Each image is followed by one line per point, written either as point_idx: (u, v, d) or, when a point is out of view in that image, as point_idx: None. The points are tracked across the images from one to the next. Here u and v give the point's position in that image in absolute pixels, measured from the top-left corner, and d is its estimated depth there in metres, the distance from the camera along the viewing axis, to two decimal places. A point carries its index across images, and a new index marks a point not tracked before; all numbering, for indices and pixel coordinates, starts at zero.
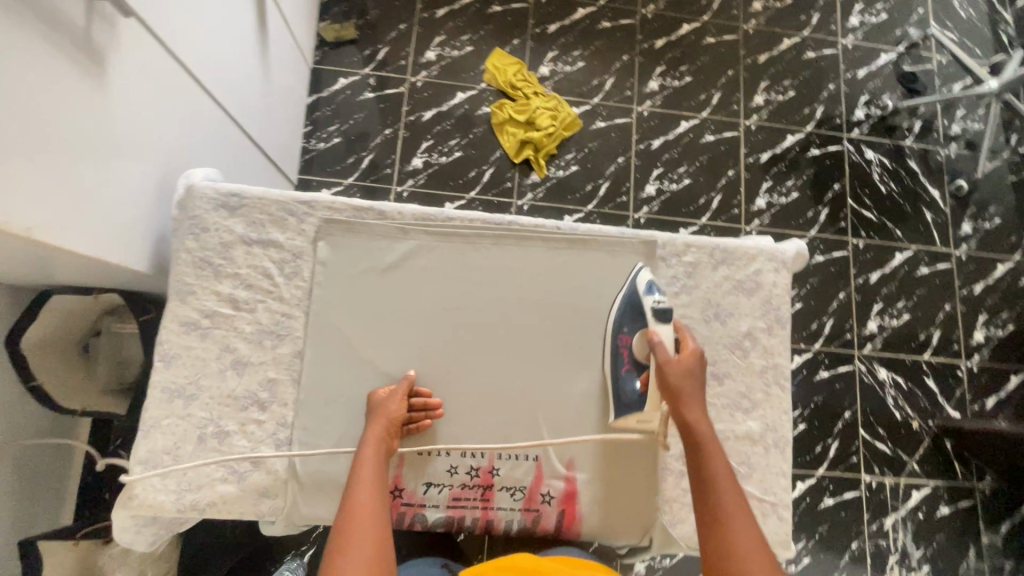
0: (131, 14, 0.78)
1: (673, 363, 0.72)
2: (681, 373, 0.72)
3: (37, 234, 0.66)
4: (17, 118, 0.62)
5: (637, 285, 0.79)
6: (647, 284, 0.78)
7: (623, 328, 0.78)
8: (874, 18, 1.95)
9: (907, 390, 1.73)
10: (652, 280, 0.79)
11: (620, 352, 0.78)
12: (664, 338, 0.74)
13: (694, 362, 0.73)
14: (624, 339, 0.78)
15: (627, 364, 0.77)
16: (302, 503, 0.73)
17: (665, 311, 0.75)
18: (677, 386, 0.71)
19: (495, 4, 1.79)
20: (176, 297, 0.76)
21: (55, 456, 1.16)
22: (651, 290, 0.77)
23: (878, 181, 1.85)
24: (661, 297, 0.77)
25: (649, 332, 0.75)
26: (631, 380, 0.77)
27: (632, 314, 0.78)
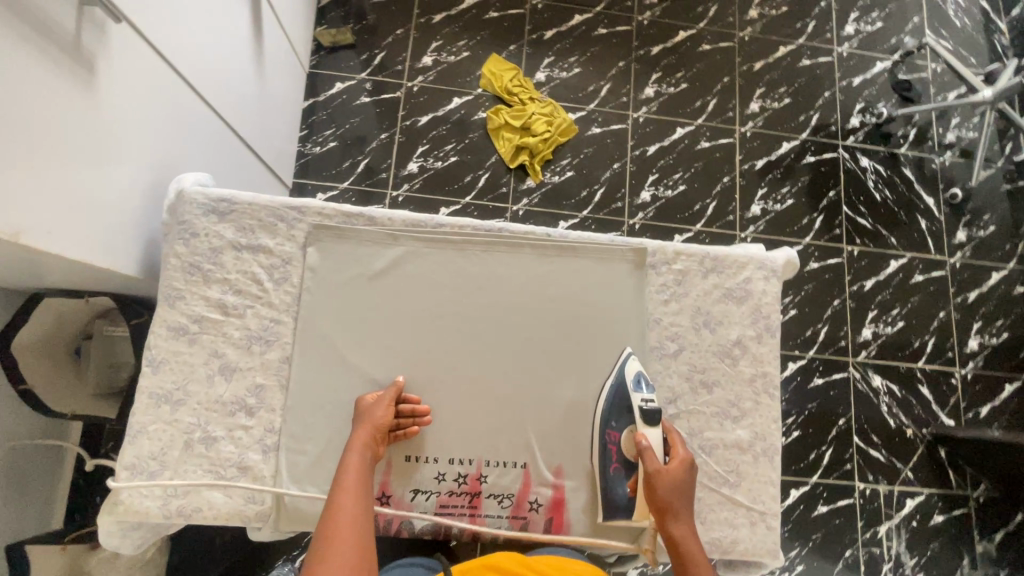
0: (121, 19, 0.78)
1: (660, 469, 0.70)
2: (670, 485, 0.70)
3: (23, 237, 0.66)
4: (4, 122, 0.62)
5: (625, 377, 0.77)
6: (636, 377, 0.76)
7: (610, 424, 0.77)
8: (869, 26, 1.96)
9: (902, 398, 1.73)
10: (641, 371, 0.77)
11: (608, 452, 0.76)
12: (652, 442, 0.72)
13: (682, 470, 0.72)
14: (611, 437, 0.76)
15: (614, 465, 0.76)
16: (288, 509, 0.73)
17: (654, 413, 0.73)
18: (665, 497, 0.69)
19: (492, 10, 1.80)
20: (165, 302, 0.75)
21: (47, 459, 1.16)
22: (641, 387, 0.76)
23: (872, 188, 1.85)
24: (651, 396, 0.75)
25: (638, 434, 0.73)
26: (619, 484, 0.75)
27: (620, 409, 0.76)
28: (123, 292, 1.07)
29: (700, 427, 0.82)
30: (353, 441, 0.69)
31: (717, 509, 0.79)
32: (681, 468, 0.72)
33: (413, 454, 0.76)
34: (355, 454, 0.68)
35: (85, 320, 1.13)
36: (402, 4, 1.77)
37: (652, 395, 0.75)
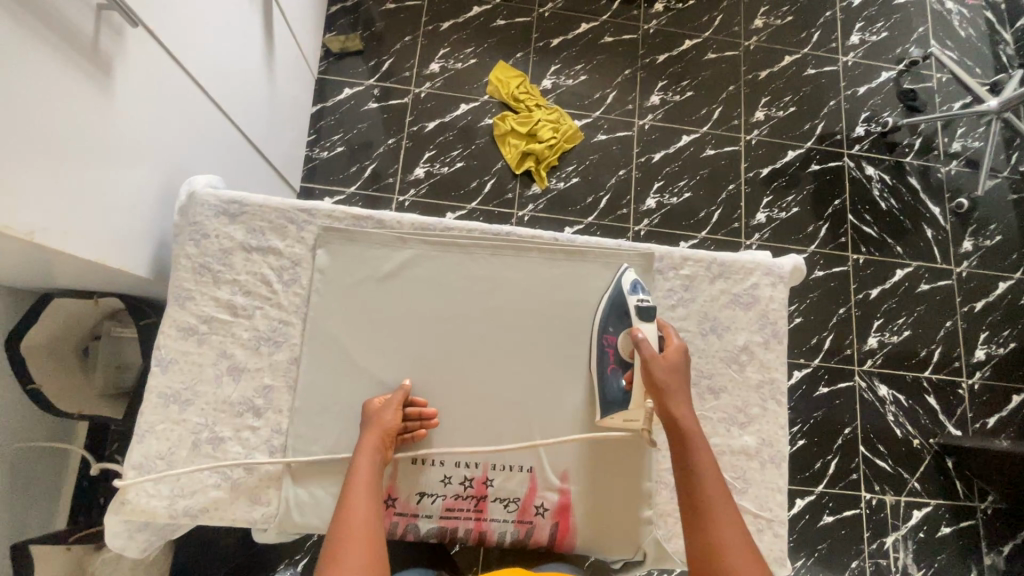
0: (137, 24, 0.79)
1: (656, 359, 0.71)
2: (666, 370, 0.71)
3: (37, 237, 0.66)
4: (21, 123, 0.63)
5: (623, 286, 0.79)
6: (632, 285, 0.78)
7: (608, 328, 0.79)
8: (874, 36, 1.97)
9: (908, 408, 1.71)
10: (636, 280, 0.79)
11: (605, 352, 0.78)
12: (648, 335, 0.73)
13: (677, 357, 0.73)
14: (610, 340, 0.78)
15: (613, 363, 0.77)
16: (294, 511, 0.73)
17: (648, 308, 0.74)
18: (662, 381, 0.70)
19: (499, 18, 1.82)
20: (175, 302, 0.76)
21: (50, 460, 1.16)
22: (636, 289, 0.77)
23: (878, 197, 1.85)
24: (647, 297, 0.76)
25: (634, 330, 0.74)
26: (615, 379, 0.76)
27: (617, 315, 0.78)
28: (132, 294, 1.08)
29: (707, 432, 0.81)
30: (363, 445, 0.69)
31: None
32: (676, 356, 0.73)
33: (420, 456, 0.76)
34: (365, 456, 0.68)
35: (92, 321, 1.14)
36: (410, 11, 1.79)
37: (648, 297, 0.77)
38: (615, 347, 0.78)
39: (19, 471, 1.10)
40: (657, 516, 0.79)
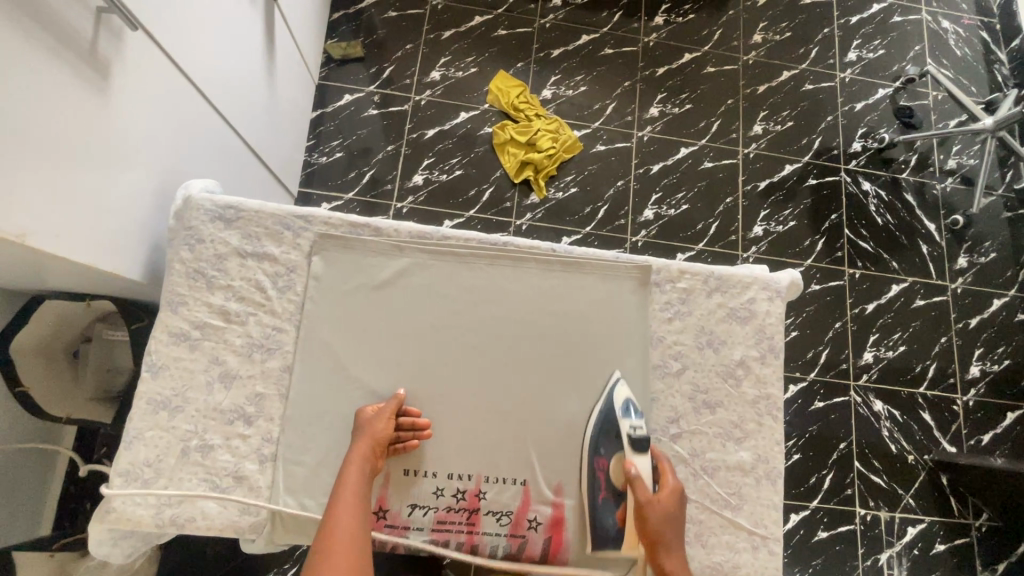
0: (137, 27, 0.79)
1: (650, 500, 0.71)
2: (659, 516, 0.70)
3: (31, 239, 0.66)
4: (17, 126, 0.63)
5: (614, 404, 0.77)
6: (626, 405, 0.76)
7: (600, 450, 0.76)
8: (871, 53, 1.99)
9: (903, 423, 1.71)
10: (629, 397, 0.77)
11: (597, 480, 0.75)
12: (641, 472, 0.72)
13: (672, 500, 0.72)
14: (601, 464, 0.75)
15: (603, 493, 0.75)
16: (284, 522, 0.72)
17: (643, 441, 0.73)
18: (657, 530, 0.70)
19: (500, 28, 1.83)
20: (168, 307, 0.75)
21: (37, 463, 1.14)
22: (632, 412, 0.75)
23: (874, 212, 1.86)
24: (642, 424, 0.74)
25: (627, 463, 0.73)
26: (608, 513, 0.74)
27: (608, 437, 0.76)
28: (124, 295, 1.07)
29: (702, 447, 0.81)
30: (352, 456, 0.70)
31: (718, 532, 0.78)
32: (671, 498, 0.72)
33: (412, 468, 0.75)
34: (354, 468, 0.68)
35: (83, 323, 1.13)
36: (412, 20, 1.80)
37: (641, 421, 0.75)
38: (606, 476, 0.75)
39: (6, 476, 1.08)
40: None
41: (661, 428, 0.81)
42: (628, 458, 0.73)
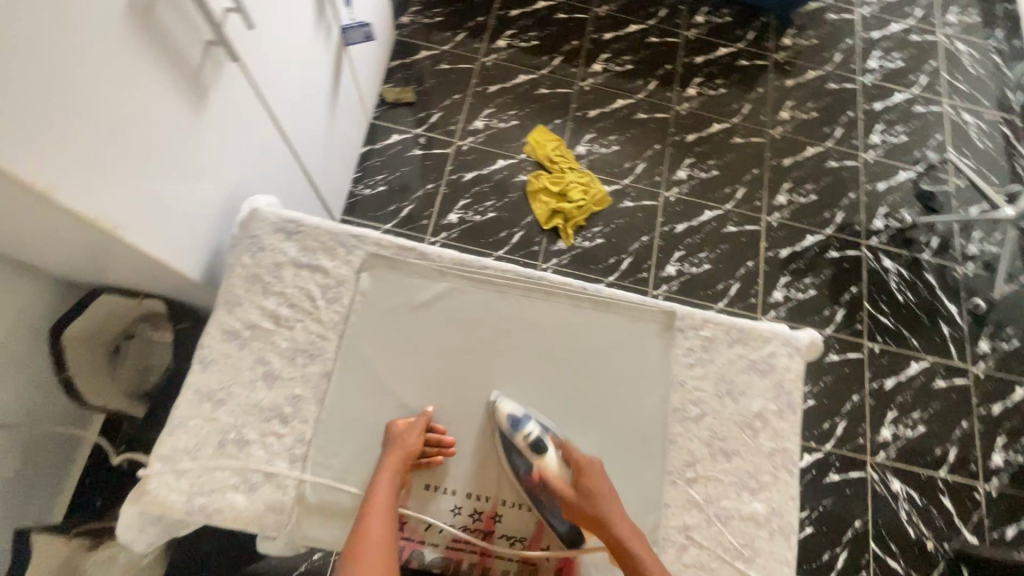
0: (237, 60, 0.90)
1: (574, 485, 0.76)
2: (586, 492, 0.76)
3: (121, 231, 0.74)
4: (127, 131, 0.72)
5: (504, 425, 0.78)
6: (514, 417, 0.78)
7: (513, 464, 0.78)
8: (894, 138, 2.08)
9: (922, 507, 1.66)
10: (517, 411, 0.79)
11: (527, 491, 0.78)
12: (551, 465, 0.78)
13: (586, 473, 0.77)
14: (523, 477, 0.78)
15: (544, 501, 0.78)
16: (306, 522, 0.74)
17: (540, 442, 0.77)
18: (592, 508, 0.74)
19: (543, 87, 1.97)
20: (225, 306, 0.81)
21: (69, 444, 1.25)
22: (522, 417, 0.78)
23: (894, 289, 1.89)
24: (535, 425, 0.78)
25: (539, 467, 0.78)
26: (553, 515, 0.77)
27: (511, 450, 0.78)
28: (181, 299, 1.13)
29: (717, 494, 0.81)
30: (383, 467, 0.74)
31: None
32: (586, 472, 0.77)
33: (433, 483, 0.78)
34: (384, 478, 0.73)
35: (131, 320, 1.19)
36: (462, 74, 1.95)
37: (533, 425, 0.78)
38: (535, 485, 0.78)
39: (41, 453, 1.18)
40: None
41: (677, 470, 0.82)
42: (537, 462, 0.77)
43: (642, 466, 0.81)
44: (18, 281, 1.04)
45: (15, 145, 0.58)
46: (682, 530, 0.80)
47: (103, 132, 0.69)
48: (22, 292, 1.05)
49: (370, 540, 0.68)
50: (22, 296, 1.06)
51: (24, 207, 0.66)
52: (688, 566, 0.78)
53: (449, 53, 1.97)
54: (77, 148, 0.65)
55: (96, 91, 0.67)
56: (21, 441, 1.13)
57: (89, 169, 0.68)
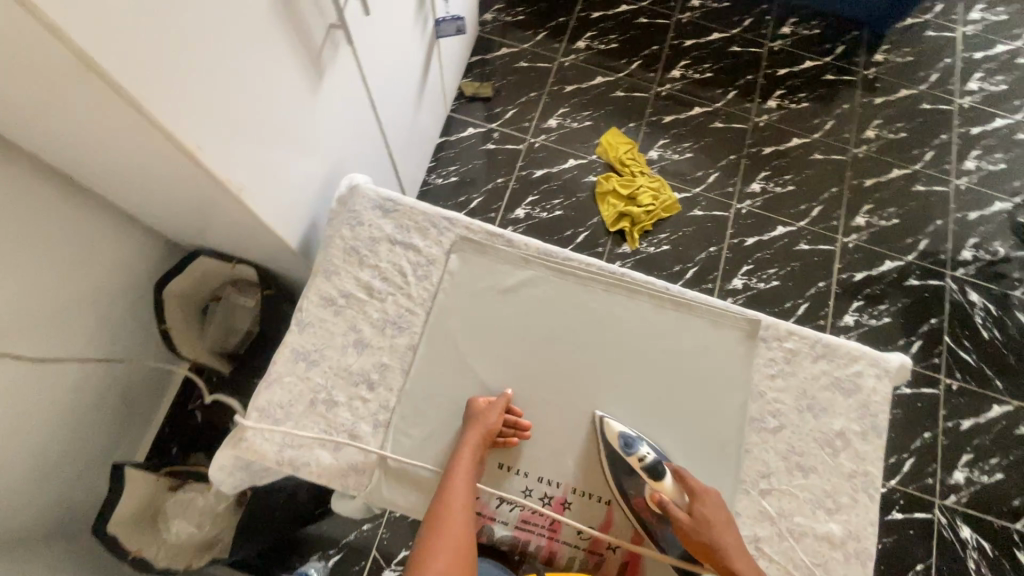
0: (351, 43, 0.95)
1: (692, 511, 0.75)
2: (702, 524, 0.74)
3: (241, 194, 0.80)
4: (255, 102, 0.78)
5: (615, 443, 0.79)
6: (626, 437, 0.79)
7: (628, 488, 0.78)
8: (991, 165, 1.96)
9: (994, 559, 1.55)
10: (627, 429, 0.80)
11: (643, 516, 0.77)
12: (668, 493, 0.77)
13: (705, 507, 0.75)
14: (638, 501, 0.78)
15: (654, 525, 0.77)
16: (385, 485, 0.78)
17: (658, 466, 0.77)
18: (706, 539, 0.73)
19: (619, 90, 1.96)
20: (323, 274, 0.86)
21: (154, 393, 1.36)
22: (635, 438, 0.79)
23: (980, 325, 1.78)
24: (648, 448, 0.79)
25: (656, 494, 0.77)
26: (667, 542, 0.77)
27: (627, 473, 0.78)
28: (273, 269, 1.19)
29: (791, 509, 0.79)
30: (464, 445, 0.76)
31: None
32: (704, 504, 0.76)
33: (506, 463, 0.80)
34: (467, 452, 0.75)
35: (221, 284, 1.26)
36: (540, 72, 1.97)
37: (647, 447, 0.79)
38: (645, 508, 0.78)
39: (133, 398, 1.29)
40: None
41: (750, 480, 0.80)
42: (652, 484, 0.77)
43: (713, 470, 0.81)
44: (131, 236, 1.14)
45: (163, 98, 0.64)
46: (752, 541, 0.78)
47: (237, 100, 0.75)
48: (133, 247, 1.15)
49: (455, 514, 0.71)
50: (132, 250, 1.15)
51: (160, 156, 0.73)
52: None
53: (528, 51, 2.00)
54: (214, 113, 0.72)
55: (234, 57, 0.72)
56: (119, 383, 1.23)
57: (222, 133, 0.74)
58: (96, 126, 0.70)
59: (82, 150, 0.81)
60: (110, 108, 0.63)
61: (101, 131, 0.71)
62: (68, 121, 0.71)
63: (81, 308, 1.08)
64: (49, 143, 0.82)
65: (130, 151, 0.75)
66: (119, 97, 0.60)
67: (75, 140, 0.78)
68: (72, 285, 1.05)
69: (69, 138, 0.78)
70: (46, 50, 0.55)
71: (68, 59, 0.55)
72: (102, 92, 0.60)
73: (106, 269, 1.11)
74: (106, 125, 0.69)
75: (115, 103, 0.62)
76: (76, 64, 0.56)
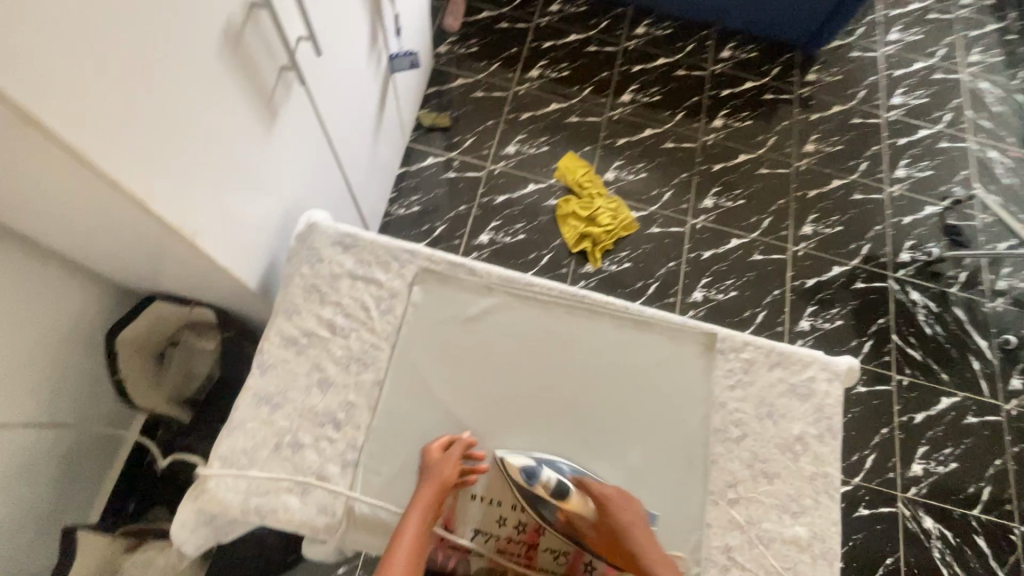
0: (305, 84, 0.96)
1: (599, 521, 0.76)
2: (615, 529, 0.75)
3: (198, 239, 0.80)
4: (210, 148, 0.78)
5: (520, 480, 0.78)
6: (526, 468, 0.78)
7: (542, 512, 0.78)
8: (919, 173, 2.11)
9: (956, 546, 1.62)
10: (529, 461, 0.79)
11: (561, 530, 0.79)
12: (576, 505, 0.78)
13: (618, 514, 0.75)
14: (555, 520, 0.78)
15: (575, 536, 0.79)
16: (356, 526, 0.76)
17: (561, 484, 0.78)
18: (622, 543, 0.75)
19: (574, 115, 2.03)
20: (283, 313, 0.85)
21: (112, 445, 1.31)
22: (536, 466, 0.78)
23: (923, 322, 1.88)
24: (548, 471, 0.78)
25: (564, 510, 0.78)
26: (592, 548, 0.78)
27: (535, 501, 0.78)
28: (233, 310, 1.17)
29: (759, 516, 0.82)
30: (419, 499, 0.74)
31: None
32: (615, 510, 0.75)
33: (479, 493, 0.80)
34: (418, 509, 0.74)
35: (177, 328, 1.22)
36: (496, 101, 2.02)
37: (546, 471, 0.78)
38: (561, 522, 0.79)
39: (86, 454, 1.24)
40: None
41: (719, 490, 0.83)
42: (560, 504, 0.78)
43: (683, 483, 0.83)
44: (80, 285, 1.09)
45: (111, 148, 0.63)
46: (723, 550, 0.80)
47: (191, 147, 0.75)
48: (81, 296, 1.10)
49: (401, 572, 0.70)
50: (80, 299, 1.10)
51: (112, 207, 0.72)
52: None
53: (483, 81, 2.05)
54: (169, 163, 0.72)
55: (185, 104, 0.72)
56: (67, 440, 1.17)
57: (177, 181, 0.74)
58: (39, 178, 0.68)
59: (24, 202, 0.78)
60: (54, 162, 0.62)
61: (45, 184, 0.70)
62: (7, 175, 0.69)
63: (24, 365, 1.03)
64: None
65: (78, 203, 0.74)
66: (65, 151, 0.59)
67: (15, 193, 0.75)
68: (19, 343, 1.00)
69: (8, 191, 0.75)
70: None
71: (9, 116, 0.54)
72: (46, 147, 0.59)
73: (52, 321, 1.06)
74: (50, 178, 0.67)
75: (59, 156, 0.60)
76: (18, 121, 0.55)
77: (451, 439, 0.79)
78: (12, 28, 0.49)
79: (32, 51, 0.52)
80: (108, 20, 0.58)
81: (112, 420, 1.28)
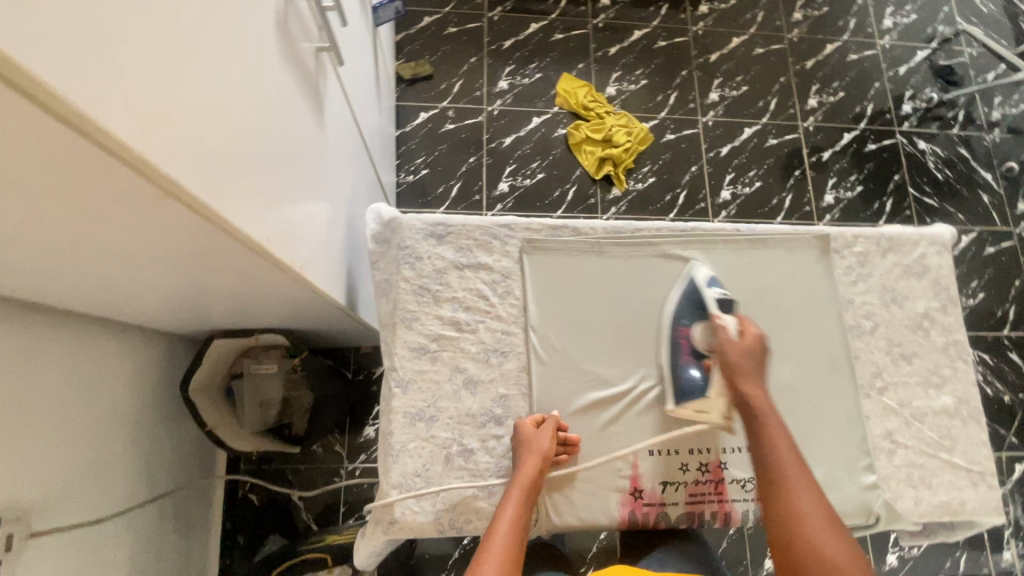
0: (337, 64, 0.86)
1: (742, 341, 0.78)
2: (743, 352, 0.77)
3: (302, 269, 0.75)
4: (292, 164, 0.71)
5: (698, 279, 0.85)
6: (706, 279, 0.84)
7: (682, 320, 0.83)
8: (905, 19, 2.07)
9: (995, 366, 1.78)
10: (710, 274, 0.85)
11: (679, 344, 0.82)
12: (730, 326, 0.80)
13: (755, 342, 0.78)
14: (684, 331, 0.82)
15: (686, 354, 0.82)
16: (552, 514, 0.77)
17: (728, 303, 0.82)
18: (745, 364, 0.76)
19: (557, 33, 1.88)
20: (403, 323, 0.80)
21: (210, 492, 1.26)
22: (706, 280, 0.84)
23: (933, 168, 1.94)
24: (719, 290, 0.83)
25: (716, 319, 0.80)
26: (690, 368, 0.81)
27: (693, 309, 0.83)
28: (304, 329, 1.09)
29: (908, 397, 0.86)
30: (519, 476, 0.72)
31: (940, 473, 0.83)
32: (753, 342, 0.79)
33: (656, 448, 0.81)
34: (518, 484, 0.71)
35: (234, 358, 1.12)
36: (472, 34, 1.84)
37: (721, 291, 0.84)
38: (689, 337, 0.82)
39: (192, 512, 1.18)
40: (881, 480, 0.81)
41: (868, 383, 0.86)
42: (715, 320, 0.80)
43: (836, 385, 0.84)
44: (132, 347, 0.99)
45: (231, 196, 0.55)
46: (884, 436, 0.84)
47: (281, 171, 0.68)
48: (136, 358, 1.00)
49: (498, 531, 0.65)
50: (137, 360, 1.00)
51: (223, 265, 0.65)
52: (901, 468, 0.82)
53: (452, 14, 1.85)
54: (273, 196, 0.65)
55: (268, 124, 0.64)
56: (170, 506, 1.11)
57: (282, 212, 0.68)
58: (131, 251, 0.58)
59: (99, 284, 0.69)
60: (165, 225, 0.52)
61: (145, 260, 0.62)
62: (100, 260, 0.60)
63: (112, 448, 0.94)
64: (53, 286, 0.68)
65: (175, 269, 0.66)
66: (193, 213, 0.50)
67: (89, 274, 0.65)
68: (103, 429, 0.92)
69: (72, 271, 0.63)
70: (117, 194, 0.45)
71: (135, 188, 0.44)
72: (174, 217, 0.50)
73: (121, 394, 0.96)
74: (158, 254, 0.60)
75: (189, 229, 0.53)
76: (151, 195, 0.46)
77: (542, 415, 0.78)
78: (141, 82, 0.41)
79: (160, 101, 0.43)
80: (195, 36, 0.48)
81: (202, 470, 1.22)
